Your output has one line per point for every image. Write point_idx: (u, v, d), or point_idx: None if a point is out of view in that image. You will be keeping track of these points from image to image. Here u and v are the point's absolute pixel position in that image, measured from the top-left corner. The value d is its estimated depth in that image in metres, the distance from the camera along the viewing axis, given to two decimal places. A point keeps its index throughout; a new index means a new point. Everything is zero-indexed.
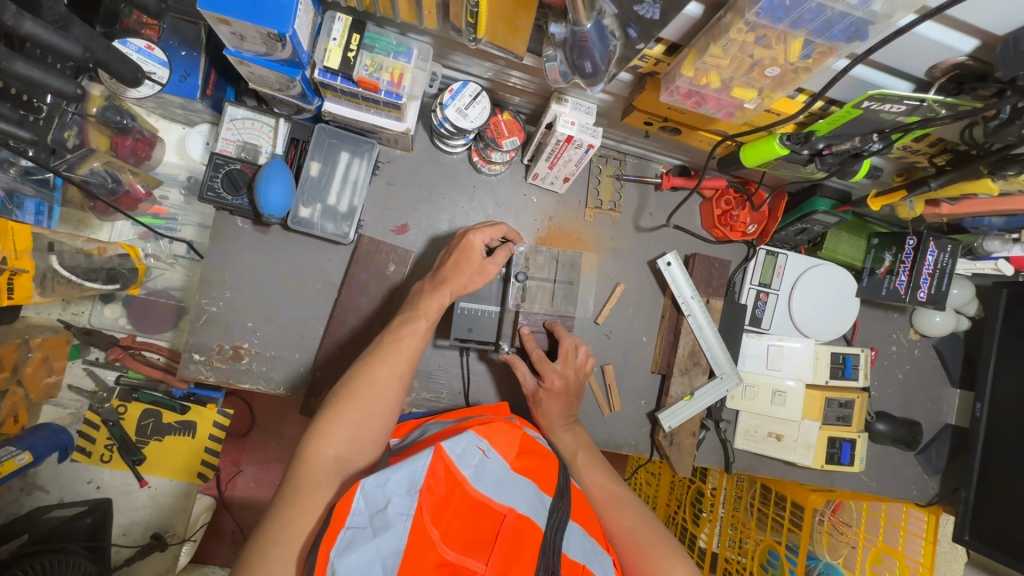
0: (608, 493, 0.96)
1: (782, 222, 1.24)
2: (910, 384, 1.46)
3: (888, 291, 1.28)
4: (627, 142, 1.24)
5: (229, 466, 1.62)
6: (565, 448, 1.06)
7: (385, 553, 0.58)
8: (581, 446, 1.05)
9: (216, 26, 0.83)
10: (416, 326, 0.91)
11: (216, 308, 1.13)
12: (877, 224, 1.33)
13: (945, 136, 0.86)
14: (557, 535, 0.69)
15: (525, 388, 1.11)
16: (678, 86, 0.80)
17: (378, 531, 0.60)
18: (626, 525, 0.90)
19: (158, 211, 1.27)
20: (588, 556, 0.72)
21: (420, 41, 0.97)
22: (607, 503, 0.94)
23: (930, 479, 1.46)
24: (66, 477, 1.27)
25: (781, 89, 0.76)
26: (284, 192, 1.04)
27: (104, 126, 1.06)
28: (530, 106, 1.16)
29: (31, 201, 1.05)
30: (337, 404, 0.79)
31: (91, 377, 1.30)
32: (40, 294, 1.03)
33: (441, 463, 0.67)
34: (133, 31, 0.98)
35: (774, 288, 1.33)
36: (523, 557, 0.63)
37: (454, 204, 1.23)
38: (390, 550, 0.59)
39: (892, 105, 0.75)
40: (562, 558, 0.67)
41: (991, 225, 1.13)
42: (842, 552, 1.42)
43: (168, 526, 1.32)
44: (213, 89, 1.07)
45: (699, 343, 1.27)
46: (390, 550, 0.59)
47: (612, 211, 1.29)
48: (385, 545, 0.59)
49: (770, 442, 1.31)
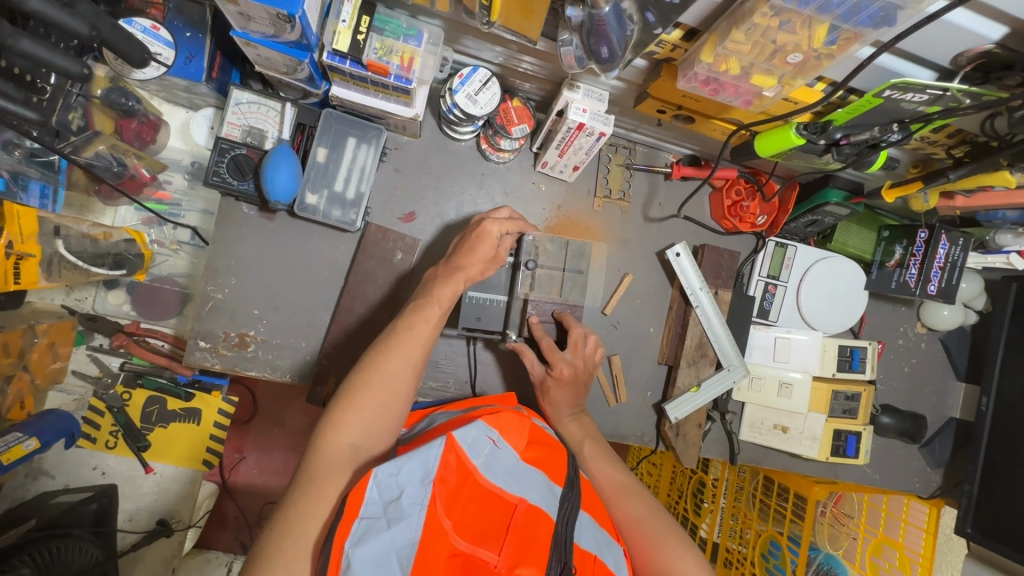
0: (615, 483, 0.95)
1: (793, 213, 1.23)
2: (916, 377, 1.46)
3: (897, 285, 1.27)
4: (638, 130, 1.23)
5: (232, 453, 1.61)
6: (569, 438, 1.05)
7: (399, 544, 0.58)
8: (587, 436, 1.05)
9: (224, 5, 0.81)
10: (428, 314, 0.90)
11: (221, 295, 1.12)
12: (887, 216, 1.32)
13: (964, 126, 0.85)
14: (568, 526, 0.68)
15: (534, 376, 1.12)
16: (696, 72, 0.78)
17: (392, 522, 0.59)
18: (632, 515, 0.90)
19: (161, 196, 1.25)
20: (599, 546, 0.72)
21: (430, 24, 0.95)
22: (616, 496, 0.93)
23: (933, 472, 1.47)
24: (71, 463, 1.27)
25: (802, 76, 0.75)
26: (291, 178, 1.02)
27: (108, 109, 1.04)
28: (541, 93, 1.14)
29: (35, 183, 1.02)
30: (350, 394, 0.78)
31: (94, 363, 1.29)
32: (47, 278, 1.01)
33: (452, 453, 0.66)
34: (136, 10, 0.95)
35: (783, 280, 1.32)
36: (536, 545, 0.63)
37: (462, 192, 1.21)
38: (406, 540, 0.58)
39: (915, 95, 0.74)
40: (573, 549, 0.67)
41: (1005, 219, 1.12)
42: (843, 543, 1.42)
43: (173, 512, 1.32)
44: (219, 73, 1.05)
45: (706, 334, 1.26)
46: (404, 542, 0.58)
47: (621, 201, 1.27)
48: (400, 536, 0.58)
49: (774, 434, 1.32)
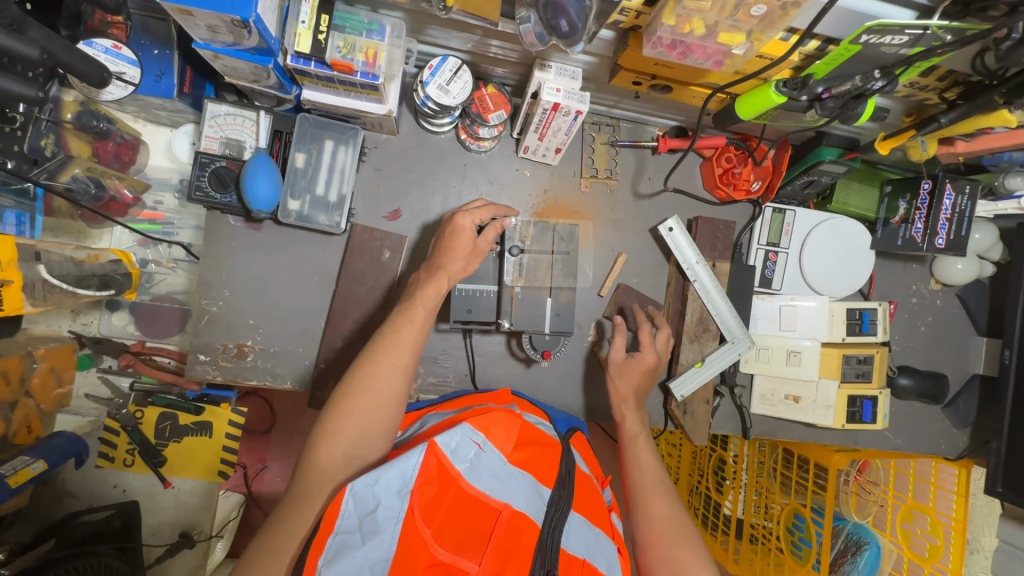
0: (655, 477, 0.95)
1: (787, 176, 1.19)
2: (933, 335, 1.40)
3: (904, 241, 1.22)
4: (620, 106, 1.20)
5: (255, 463, 1.65)
6: (626, 430, 1.06)
7: (373, 559, 0.57)
8: (643, 430, 1.06)
9: (181, 19, 0.81)
10: (414, 314, 0.90)
11: (216, 308, 1.13)
12: (889, 171, 1.27)
13: (954, 67, 0.80)
14: (555, 533, 0.67)
15: (610, 361, 1.15)
16: (660, 36, 0.75)
17: (366, 536, 0.59)
18: (666, 508, 0.90)
19: (153, 216, 1.27)
20: (591, 551, 0.70)
21: (392, 17, 0.94)
22: (652, 487, 0.94)
23: (959, 432, 1.40)
24: (93, 482, 1.32)
25: (770, 29, 0.72)
26: (272, 186, 1.03)
27: (82, 133, 1.05)
28: (515, 77, 1.13)
29: (10, 212, 1.02)
30: (342, 402, 0.79)
31: (106, 384, 1.33)
32: (31, 304, 0.98)
33: (433, 458, 0.66)
34: (97, 31, 0.96)
35: (783, 247, 1.28)
36: (517, 556, 0.63)
37: (446, 185, 1.20)
38: (379, 556, 0.58)
39: (894, 37, 0.71)
40: (560, 555, 0.66)
41: (1011, 161, 1.05)
42: (871, 511, 1.39)
43: (194, 524, 1.36)
44: (191, 87, 1.06)
45: (707, 309, 1.23)
46: (378, 557, 0.58)
47: (609, 179, 1.25)
48: (373, 552, 0.58)
49: (787, 405, 1.28)
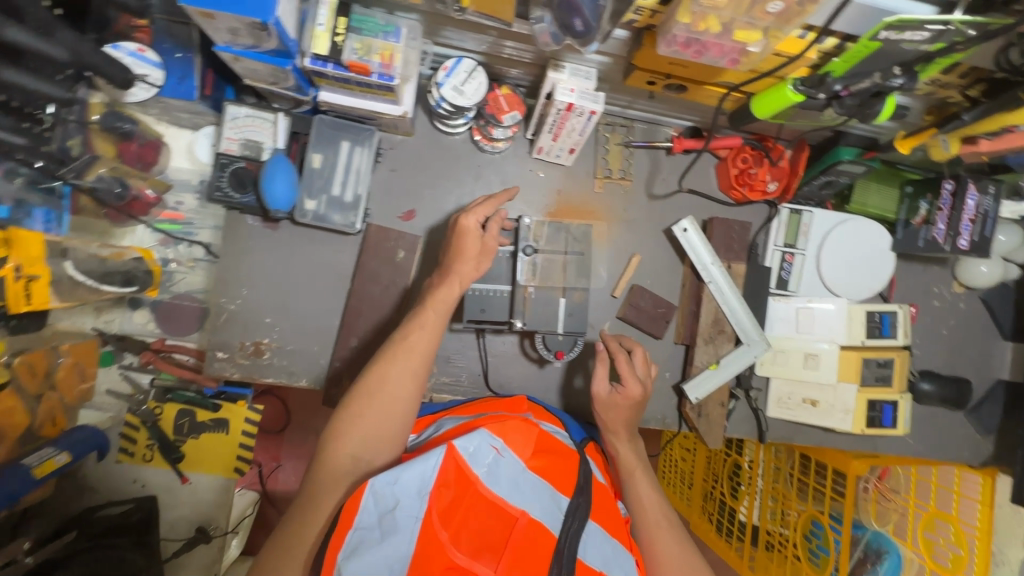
0: (659, 517, 0.93)
1: (805, 176, 1.17)
2: (956, 339, 1.37)
3: (925, 242, 1.19)
4: (634, 107, 1.20)
5: (270, 462, 1.66)
6: (623, 464, 0.99)
7: (391, 556, 0.59)
8: (641, 462, 0.99)
9: (204, 22, 0.83)
10: (426, 318, 0.90)
11: (234, 306, 1.15)
12: (909, 170, 1.24)
13: (978, 63, 0.79)
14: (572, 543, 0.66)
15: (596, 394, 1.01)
16: (675, 35, 0.75)
17: (386, 533, 0.60)
18: (676, 555, 0.89)
19: (173, 217, 1.30)
20: (607, 564, 0.69)
21: (408, 19, 0.95)
22: (657, 528, 0.92)
23: (983, 439, 1.37)
24: (114, 476, 1.35)
25: (787, 26, 0.71)
26: (289, 186, 1.05)
27: (107, 134, 1.10)
28: (529, 78, 1.13)
29: (38, 209, 1.02)
30: (352, 405, 0.80)
31: (127, 380, 1.36)
32: (58, 299, 1.01)
33: (452, 462, 0.67)
34: (123, 35, 1.01)
35: (800, 248, 1.26)
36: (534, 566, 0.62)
37: (459, 186, 1.21)
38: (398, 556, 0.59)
39: (915, 33, 0.70)
40: (576, 566, 0.65)
41: None
42: (891, 518, 1.34)
43: (211, 519, 1.38)
44: (212, 90, 1.08)
45: (722, 311, 1.22)
46: (396, 556, 0.59)
47: (623, 180, 1.25)
48: (394, 548, 0.59)
49: (805, 409, 1.26)
